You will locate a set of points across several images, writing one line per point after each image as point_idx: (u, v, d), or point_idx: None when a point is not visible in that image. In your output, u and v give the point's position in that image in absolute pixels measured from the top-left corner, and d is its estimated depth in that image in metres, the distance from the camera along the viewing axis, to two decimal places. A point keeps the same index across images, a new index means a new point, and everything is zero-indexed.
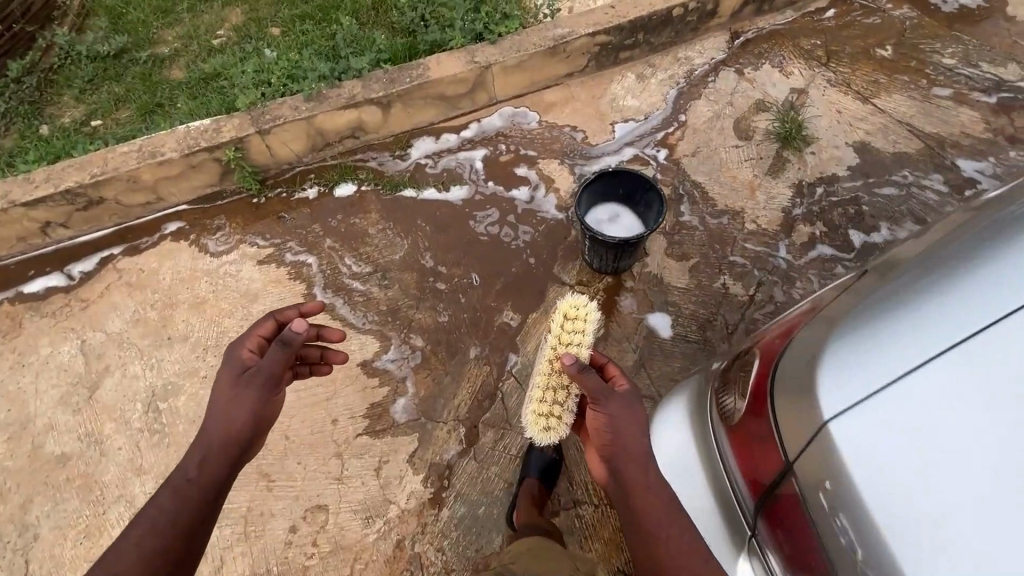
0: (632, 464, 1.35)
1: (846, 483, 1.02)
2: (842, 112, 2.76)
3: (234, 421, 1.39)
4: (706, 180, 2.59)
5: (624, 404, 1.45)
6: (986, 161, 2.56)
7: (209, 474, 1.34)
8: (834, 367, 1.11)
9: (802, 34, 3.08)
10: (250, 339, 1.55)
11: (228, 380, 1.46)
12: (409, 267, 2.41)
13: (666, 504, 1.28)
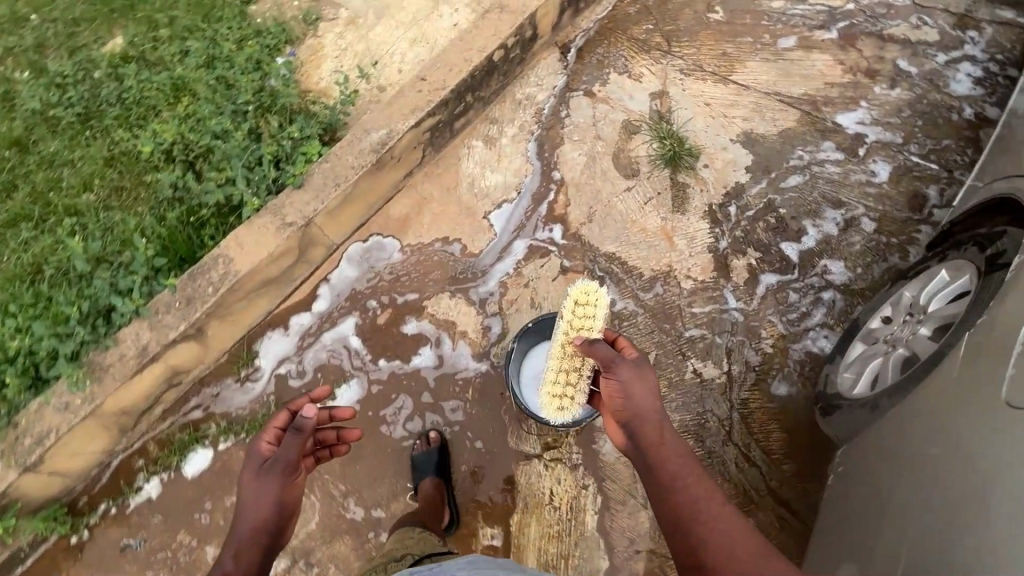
0: (649, 426, 1.49)
1: None
2: (710, 104, 2.48)
3: (260, 511, 1.31)
4: (617, 247, 2.21)
5: (634, 372, 1.57)
6: (861, 107, 2.43)
7: (238, 562, 1.26)
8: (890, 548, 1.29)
9: (631, 22, 2.70)
10: (274, 420, 1.43)
11: (251, 470, 1.39)
12: (334, 530, 1.85)
13: (682, 456, 1.43)
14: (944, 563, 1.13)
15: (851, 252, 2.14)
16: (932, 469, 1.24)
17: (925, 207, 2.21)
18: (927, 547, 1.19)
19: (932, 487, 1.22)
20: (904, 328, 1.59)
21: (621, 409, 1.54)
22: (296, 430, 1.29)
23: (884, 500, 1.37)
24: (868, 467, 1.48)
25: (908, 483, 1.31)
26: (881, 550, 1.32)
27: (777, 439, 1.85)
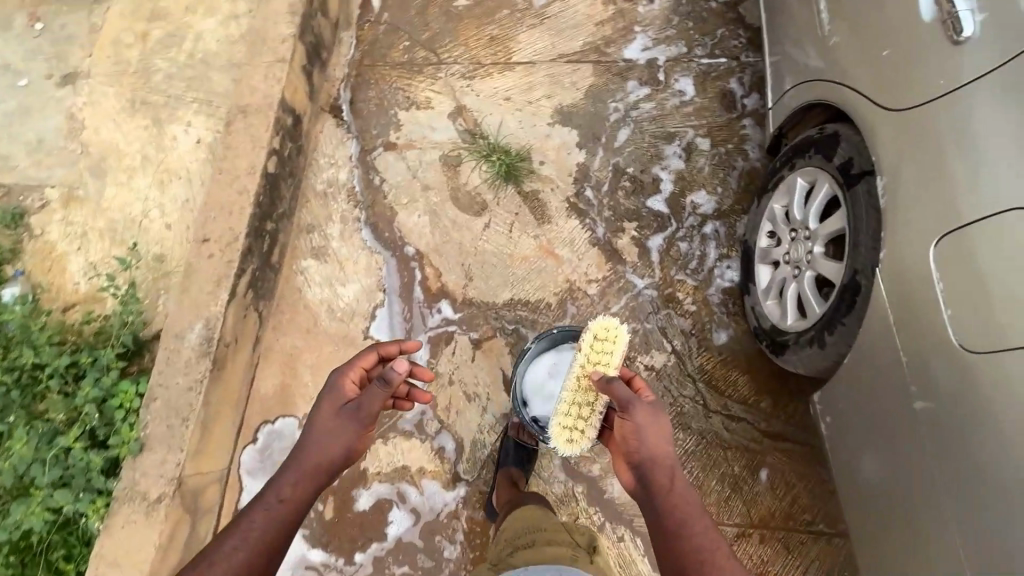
0: (665, 470, 1.40)
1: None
2: (509, 97, 2.34)
3: (329, 458, 1.33)
4: (511, 290, 2.07)
5: (652, 415, 1.47)
6: (638, 33, 2.42)
7: (298, 498, 1.28)
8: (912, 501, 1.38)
9: (386, 47, 2.42)
10: (359, 363, 1.47)
11: (331, 404, 1.41)
12: None
13: (691, 501, 1.37)
14: (988, 503, 1.21)
15: (705, 177, 2.18)
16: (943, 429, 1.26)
17: (737, 102, 2.30)
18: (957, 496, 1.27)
19: (929, 444, 1.30)
20: (799, 246, 1.63)
21: (636, 448, 1.44)
22: (387, 381, 1.35)
23: (880, 452, 1.43)
24: (842, 417, 1.53)
25: (894, 444, 1.39)
26: (901, 500, 1.41)
27: (744, 385, 1.91)
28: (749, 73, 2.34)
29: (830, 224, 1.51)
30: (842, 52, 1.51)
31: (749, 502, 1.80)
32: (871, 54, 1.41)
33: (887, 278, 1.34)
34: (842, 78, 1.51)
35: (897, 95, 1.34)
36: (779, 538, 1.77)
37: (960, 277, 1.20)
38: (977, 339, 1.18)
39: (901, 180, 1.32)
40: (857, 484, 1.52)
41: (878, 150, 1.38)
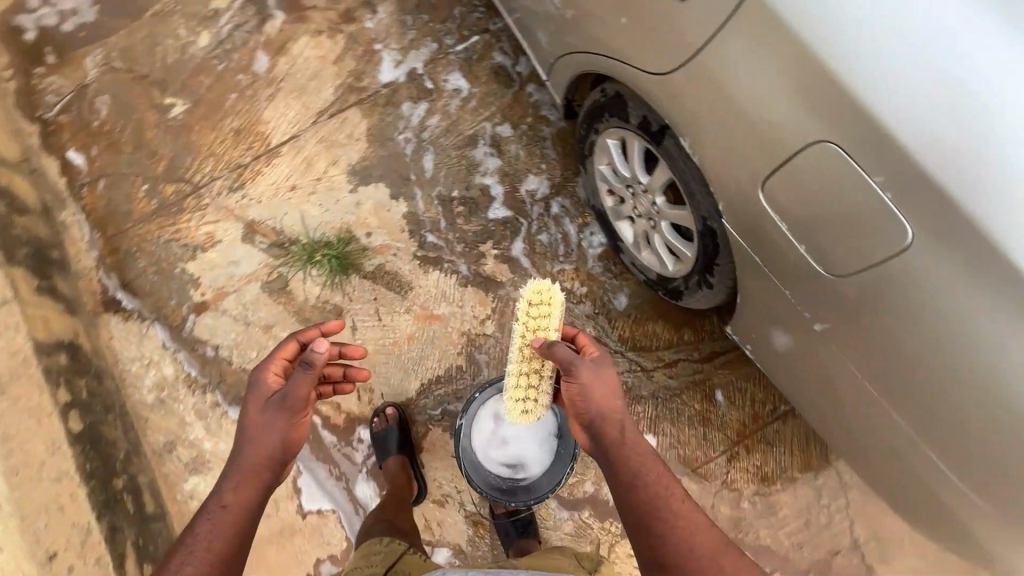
0: (618, 431, 1.25)
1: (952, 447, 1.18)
2: (293, 185, 2.05)
3: (264, 449, 1.17)
4: (416, 376, 1.92)
5: (597, 369, 1.31)
6: (381, 51, 2.21)
7: (245, 499, 1.11)
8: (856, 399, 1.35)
9: (126, 206, 2.02)
10: (278, 354, 1.32)
11: (256, 403, 1.23)
12: None
13: (648, 458, 1.22)
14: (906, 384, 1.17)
15: (524, 161, 2.11)
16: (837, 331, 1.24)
17: (511, 73, 2.21)
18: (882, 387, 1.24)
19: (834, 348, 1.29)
20: (643, 201, 1.62)
21: (585, 410, 1.27)
22: (304, 368, 1.19)
23: (817, 372, 1.43)
24: (773, 343, 1.52)
25: (815, 354, 1.37)
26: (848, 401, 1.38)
27: (663, 329, 1.94)
28: (506, 38, 2.24)
29: (657, 175, 1.50)
30: (580, 15, 1.44)
31: (721, 425, 1.88)
32: (607, 13, 1.32)
33: (737, 224, 1.27)
34: (591, 41, 1.42)
35: (643, 55, 1.25)
36: (761, 438, 1.86)
37: (791, 208, 1.13)
38: (835, 262, 1.12)
39: (693, 131, 1.23)
40: (815, 399, 1.52)
41: (660, 110, 1.29)
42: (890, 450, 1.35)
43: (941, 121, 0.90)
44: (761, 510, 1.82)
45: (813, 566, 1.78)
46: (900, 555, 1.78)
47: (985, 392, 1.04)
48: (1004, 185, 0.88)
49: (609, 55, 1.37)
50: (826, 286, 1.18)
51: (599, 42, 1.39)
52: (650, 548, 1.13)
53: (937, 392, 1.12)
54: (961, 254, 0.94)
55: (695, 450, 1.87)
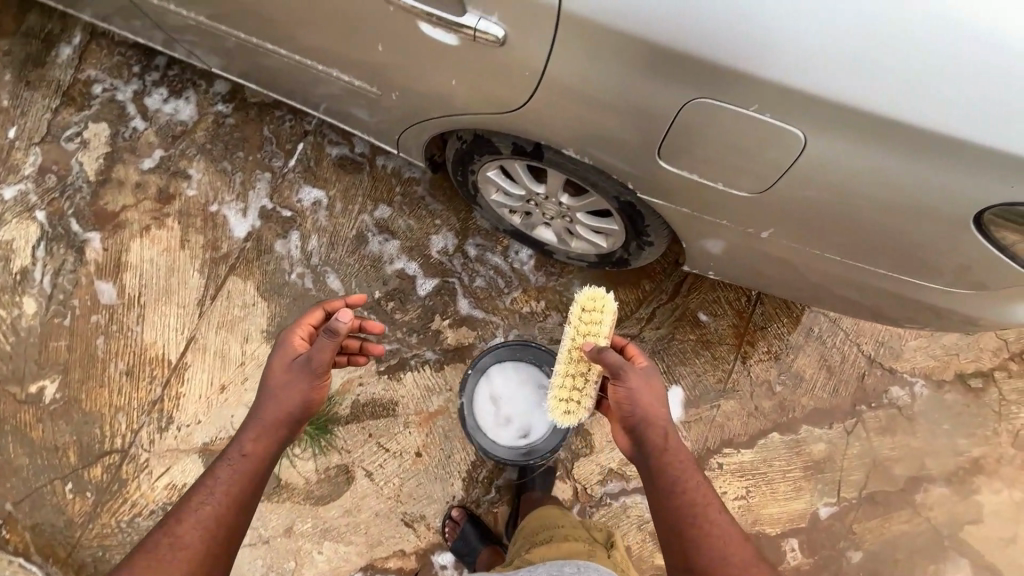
0: (661, 435, 1.29)
1: (932, 274, 1.20)
2: (221, 384, 1.89)
3: (289, 415, 1.23)
4: (452, 475, 1.85)
5: (643, 374, 1.35)
6: (221, 211, 2.07)
7: (262, 452, 1.19)
8: (829, 276, 1.36)
9: (64, 516, 1.77)
10: (304, 321, 1.37)
11: (280, 362, 1.29)
12: None
13: (685, 467, 1.26)
14: (869, 245, 1.18)
15: (419, 228, 2.08)
16: (786, 234, 1.24)
17: (354, 158, 2.14)
18: (851, 257, 1.24)
19: (796, 247, 1.28)
20: (550, 206, 1.66)
21: (630, 412, 1.30)
22: (326, 342, 1.21)
23: (793, 276, 1.45)
24: (740, 270, 1.54)
25: (779, 258, 1.37)
26: (827, 281, 1.39)
27: (626, 294, 2.02)
28: (328, 130, 2.17)
29: (551, 183, 1.53)
30: (407, 87, 1.41)
31: (718, 339, 2.00)
32: (442, 78, 1.28)
33: (651, 194, 1.28)
34: (438, 105, 1.40)
35: (501, 100, 1.23)
36: (753, 328, 2.00)
37: (696, 164, 1.14)
38: (753, 189, 1.14)
39: (583, 140, 1.22)
40: (799, 295, 1.56)
41: (538, 136, 1.28)
42: (888, 307, 1.40)
43: (826, 36, 0.92)
44: (793, 384, 1.96)
45: (857, 399, 1.95)
46: (907, 346, 1.98)
47: (936, 215, 1.05)
48: (922, 72, 0.91)
49: (464, 111, 1.34)
50: (769, 211, 1.19)
51: (445, 103, 1.37)
52: (684, 553, 1.18)
53: (898, 243, 1.14)
54: (904, 140, 0.96)
55: (713, 372, 1.97)
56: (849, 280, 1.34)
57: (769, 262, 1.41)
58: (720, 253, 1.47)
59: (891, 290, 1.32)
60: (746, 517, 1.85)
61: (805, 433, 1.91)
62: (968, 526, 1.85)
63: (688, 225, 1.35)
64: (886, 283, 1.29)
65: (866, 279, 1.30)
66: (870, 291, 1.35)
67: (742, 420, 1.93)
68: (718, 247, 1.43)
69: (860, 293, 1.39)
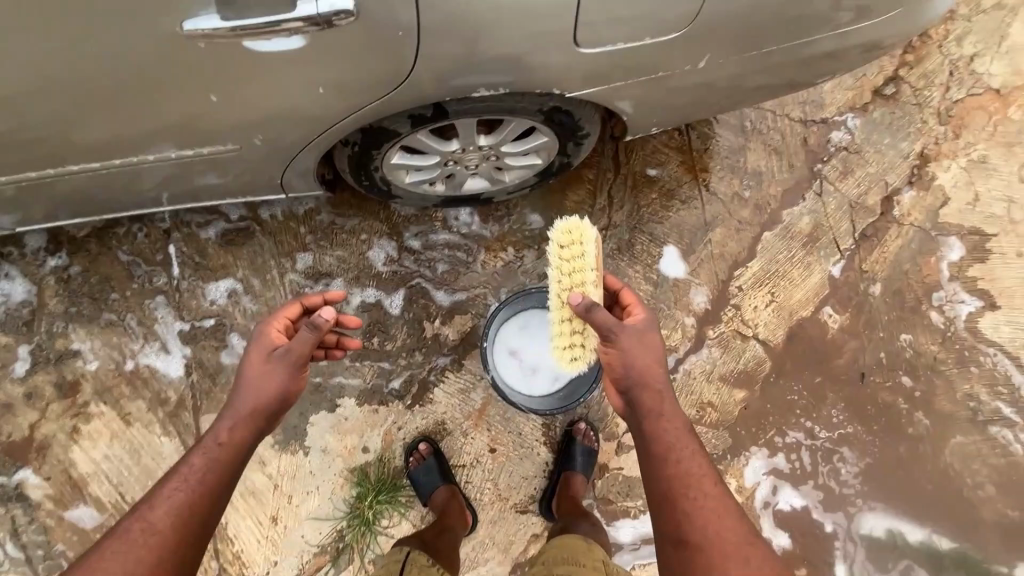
0: (653, 398, 1.23)
1: (849, 15, 1.30)
2: (269, 517, 1.72)
3: (266, 397, 1.20)
4: (533, 447, 1.81)
5: (636, 333, 1.26)
6: (141, 363, 1.77)
7: (239, 438, 1.17)
8: (762, 72, 1.40)
9: None
10: (280, 316, 1.34)
11: (259, 354, 1.25)
12: (954, 429, 1.93)
13: (678, 433, 1.21)
14: (794, 16, 1.23)
15: (351, 254, 1.87)
16: (722, 47, 1.25)
17: (237, 227, 1.86)
18: (781, 37, 1.29)
19: (731, 58, 1.30)
20: (471, 156, 1.50)
21: (622, 374, 1.25)
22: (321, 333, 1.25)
23: (730, 83, 1.42)
24: (683, 113, 1.54)
25: (716, 79, 1.38)
26: (761, 78, 1.43)
27: (577, 194, 1.94)
28: (189, 214, 1.85)
29: (463, 133, 1.37)
30: (265, 121, 1.23)
31: (677, 183, 1.98)
32: (304, 90, 1.15)
33: (595, 81, 1.24)
34: (310, 124, 1.25)
35: (378, 79, 1.13)
36: (698, 156, 2.00)
37: (632, 23, 1.12)
38: (686, 20, 1.15)
39: (491, 70, 1.14)
40: (734, 107, 1.60)
41: (435, 96, 1.19)
42: (817, 67, 1.46)
43: None
44: (757, 182, 2.00)
45: (811, 162, 2.02)
46: (825, 92, 2.05)
47: None
48: None
49: (342, 114, 1.22)
50: (710, 30, 1.19)
51: (318, 116, 1.22)
52: (679, 526, 1.14)
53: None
54: None
55: (690, 214, 1.96)
56: (781, 62, 1.39)
57: (709, 88, 1.42)
58: (662, 106, 1.45)
59: (815, 53, 1.40)
60: (784, 315, 1.94)
61: (789, 217, 1.98)
62: (942, 211, 2.03)
63: (631, 91, 1.33)
64: (812, 47, 1.36)
65: (796, 53, 1.37)
66: (799, 62, 1.42)
67: (737, 238, 1.96)
68: (661, 99, 1.42)
69: (792, 71, 1.44)
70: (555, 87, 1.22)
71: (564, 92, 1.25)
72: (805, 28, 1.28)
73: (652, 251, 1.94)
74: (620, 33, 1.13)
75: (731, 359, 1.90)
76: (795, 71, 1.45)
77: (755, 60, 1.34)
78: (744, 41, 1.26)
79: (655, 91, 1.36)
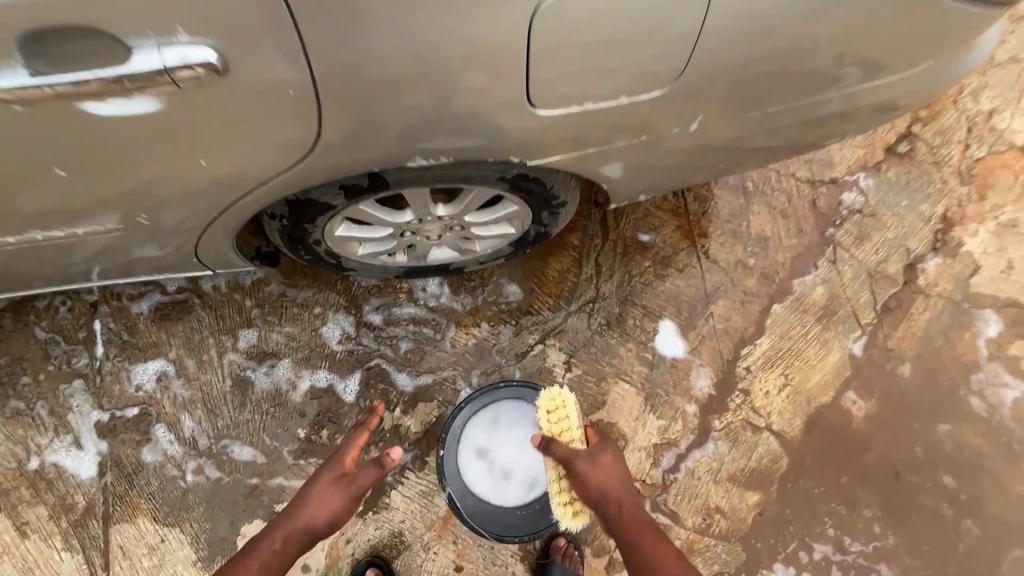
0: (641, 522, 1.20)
1: (864, 68, 1.12)
2: None
3: (319, 519, 1.20)
4: (507, 564, 1.52)
5: (592, 454, 1.28)
6: (47, 461, 1.51)
7: (282, 556, 1.17)
8: (764, 132, 1.21)
9: None
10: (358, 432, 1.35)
11: (329, 471, 1.27)
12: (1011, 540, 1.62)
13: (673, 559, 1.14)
14: (800, 69, 1.05)
15: (301, 330, 1.64)
16: (716, 105, 1.06)
17: (175, 299, 1.65)
18: (785, 93, 1.09)
19: (726, 117, 1.11)
20: (430, 226, 1.30)
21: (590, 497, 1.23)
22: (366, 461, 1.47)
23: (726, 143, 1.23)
24: (676, 176, 1.34)
25: (710, 141, 1.19)
26: (763, 138, 1.24)
27: (560, 263, 1.73)
28: (121, 286, 1.64)
29: (415, 201, 1.16)
30: (163, 192, 1.03)
31: (672, 250, 1.77)
32: (191, 155, 0.94)
33: (564, 145, 1.04)
34: (220, 193, 1.04)
35: (279, 137, 0.92)
36: (696, 220, 1.80)
37: (607, 77, 0.92)
38: (671, 75, 0.96)
39: (429, 132, 0.94)
40: (733, 167, 1.41)
41: (365, 160, 0.98)
42: (829, 127, 1.28)
43: None
44: (762, 249, 1.79)
45: (822, 226, 1.82)
46: (833, 150, 1.88)
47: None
48: None
49: (250, 180, 1.01)
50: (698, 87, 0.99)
51: (225, 184, 1.02)
52: None
53: (830, 51, 1.02)
54: None
55: (688, 284, 1.74)
56: (785, 121, 1.20)
57: (702, 151, 1.22)
58: (650, 170, 1.25)
59: (824, 110, 1.21)
60: (801, 401, 1.67)
61: (800, 287, 1.76)
62: (973, 280, 1.80)
63: (611, 155, 1.12)
64: (821, 104, 1.18)
65: (802, 111, 1.18)
66: (806, 121, 1.22)
67: (742, 312, 1.73)
68: (646, 164, 1.21)
69: (796, 130, 1.25)
70: (519, 152, 1.02)
71: (529, 158, 1.05)
72: (812, 83, 1.09)
73: (646, 326, 1.70)
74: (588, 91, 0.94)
75: (741, 455, 1.62)
76: (803, 130, 1.26)
77: (756, 118, 1.14)
78: (743, 98, 1.06)
79: (639, 155, 1.16)
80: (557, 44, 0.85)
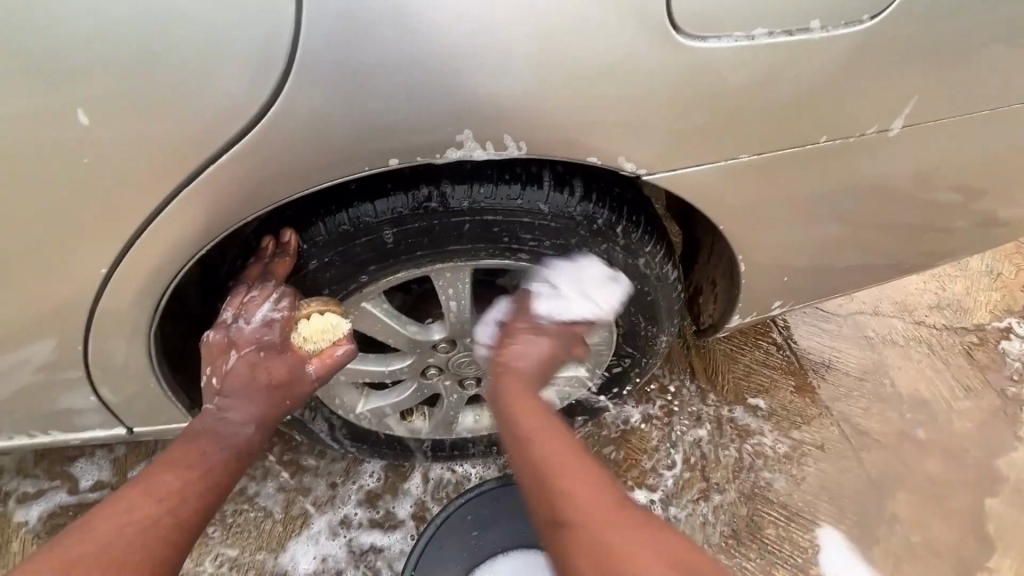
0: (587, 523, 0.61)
1: None
2: None
3: (255, 381, 0.68)
4: None
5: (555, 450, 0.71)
6: None
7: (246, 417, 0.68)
8: (928, 202, 0.87)
9: None
10: (225, 332, 0.68)
11: (228, 344, 0.68)
12: None
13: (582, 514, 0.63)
14: (992, 106, 0.75)
15: (255, 553, 1.05)
16: (878, 148, 0.74)
17: (83, 501, 1.11)
18: (963, 141, 0.78)
19: (888, 169, 0.78)
20: (465, 356, 0.86)
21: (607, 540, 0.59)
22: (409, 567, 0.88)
23: (898, 206, 0.85)
24: (812, 283, 0.95)
25: (861, 212, 0.84)
26: (925, 213, 0.89)
27: (646, 441, 1.19)
28: (13, 482, 1.13)
29: (448, 303, 0.78)
30: (22, 261, 0.63)
31: (801, 418, 1.24)
32: (28, 163, 0.56)
33: (703, 145, 0.64)
34: (132, 273, 0.66)
35: (195, 140, 0.56)
36: (818, 376, 1.31)
37: (757, 77, 0.59)
38: (840, 84, 0.64)
39: (477, 154, 0.60)
40: (888, 273, 1.01)
41: (339, 177, 0.60)
42: (1007, 201, 0.95)
43: None
44: (928, 418, 1.26)
45: (996, 383, 1.32)
46: (958, 294, 1.46)
47: None
48: None
49: (163, 235, 0.63)
50: (907, 33, 0.62)
51: (139, 255, 0.65)
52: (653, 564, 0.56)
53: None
54: None
55: (840, 470, 1.18)
56: (954, 189, 0.87)
57: (850, 228, 0.86)
58: (782, 260, 0.86)
59: (1004, 176, 0.88)
60: None
61: (1013, 471, 1.19)
62: None
63: (734, 216, 0.75)
64: (998, 164, 0.85)
65: (976, 174, 0.85)
66: (979, 189, 0.89)
67: (937, 515, 1.13)
68: (779, 245, 0.83)
69: (964, 206, 0.91)
70: (604, 201, 0.70)
71: (646, 174, 0.64)
72: (999, 130, 0.79)
73: (799, 540, 1.10)
74: (757, 14, 0.56)
75: None
76: (978, 205, 0.92)
77: (924, 175, 0.82)
78: (915, 140, 0.75)
79: (777, 223, 0.79)
80: (696, 14, 0.54)
